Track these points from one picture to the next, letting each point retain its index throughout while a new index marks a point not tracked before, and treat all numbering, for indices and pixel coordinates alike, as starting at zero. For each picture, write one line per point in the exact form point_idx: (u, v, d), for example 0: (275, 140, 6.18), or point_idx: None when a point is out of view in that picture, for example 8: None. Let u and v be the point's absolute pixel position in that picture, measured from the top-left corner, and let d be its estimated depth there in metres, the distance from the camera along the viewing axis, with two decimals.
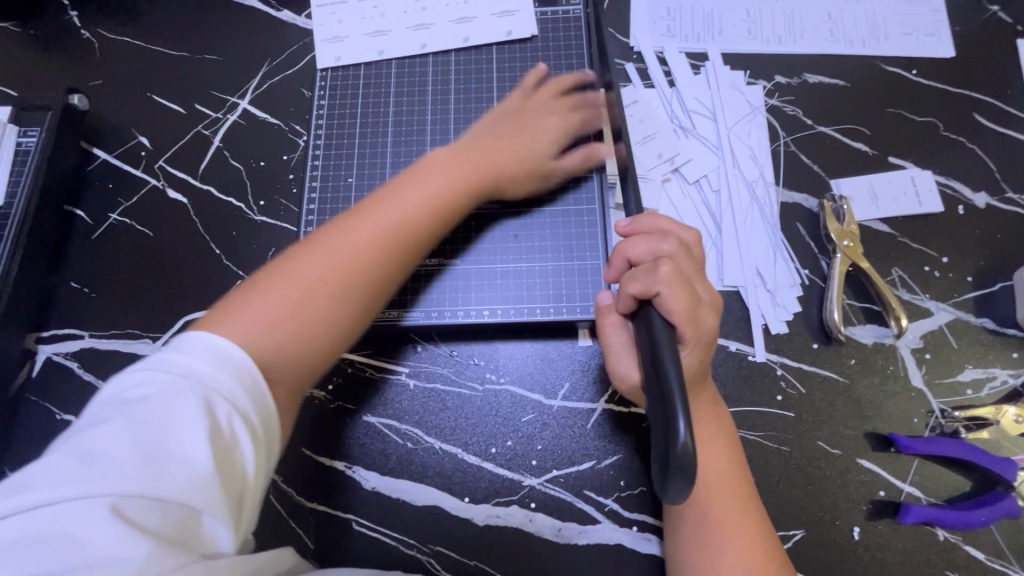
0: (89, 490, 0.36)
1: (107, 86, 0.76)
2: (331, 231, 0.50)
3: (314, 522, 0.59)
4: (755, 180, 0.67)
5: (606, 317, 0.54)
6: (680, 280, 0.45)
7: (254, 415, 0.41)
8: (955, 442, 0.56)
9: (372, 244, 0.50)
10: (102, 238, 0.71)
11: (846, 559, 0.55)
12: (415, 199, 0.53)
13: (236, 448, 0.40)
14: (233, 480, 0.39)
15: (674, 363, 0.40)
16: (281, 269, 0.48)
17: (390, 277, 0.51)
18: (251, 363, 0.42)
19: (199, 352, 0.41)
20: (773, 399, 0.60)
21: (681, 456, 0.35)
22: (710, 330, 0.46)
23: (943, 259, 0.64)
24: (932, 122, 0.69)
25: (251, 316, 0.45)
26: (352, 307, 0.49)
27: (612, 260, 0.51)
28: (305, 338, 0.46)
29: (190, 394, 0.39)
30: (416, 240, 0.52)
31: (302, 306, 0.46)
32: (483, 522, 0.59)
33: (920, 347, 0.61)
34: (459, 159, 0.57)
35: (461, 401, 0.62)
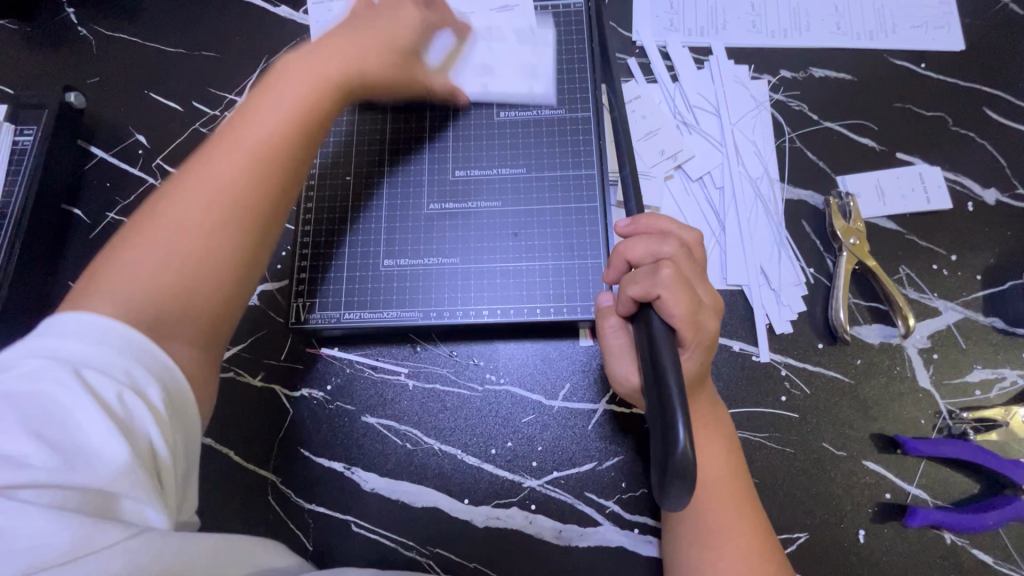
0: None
1: (104, 84, 0.76)
2: (185, 174, 0.44)
3: (313, 524, 0.59)
4: (759, 177, 0.66)
5: (606, 319, 0.53)
6: (681, 283, 0.44)
7: (154, 384, 0.37)
8: (964, 444, 0.55)
9: (236, 172, 0.44)
10: (100, 237, 0.70)
11: (850, 563, 0.55)
12: (262, 113, 0.46)
13: (136, 418, 0.36)
14: (148, 453, 0.36)
15: (674, 367, 0.39)
16: (144, 223, 0.43)
17: (273, 191, 0.45)
18: (121, 326, 0.38)
19: (83, 320, 0.38)
20: (777, 400, 0.59)
21: (680, 463, 0.35)
22: (710, 335, 0.46)
23: (951, 257, 0.62)
24: (941, 117, 0.67)
25: (110, 289, 0.40)
26: (230, 246, 0.43)
27: (612, 262, 0.50)
28: (179, 294, 0.41)
29: (71, 363, 0.36)
30: (286, 147, 0.46)
31: (180, 250, 0.42)
32: (483, 524, 0.58)
33: (927, 347, 0.60)
34: (308, 60, 0.50)
35: (461, 402, 0.61)
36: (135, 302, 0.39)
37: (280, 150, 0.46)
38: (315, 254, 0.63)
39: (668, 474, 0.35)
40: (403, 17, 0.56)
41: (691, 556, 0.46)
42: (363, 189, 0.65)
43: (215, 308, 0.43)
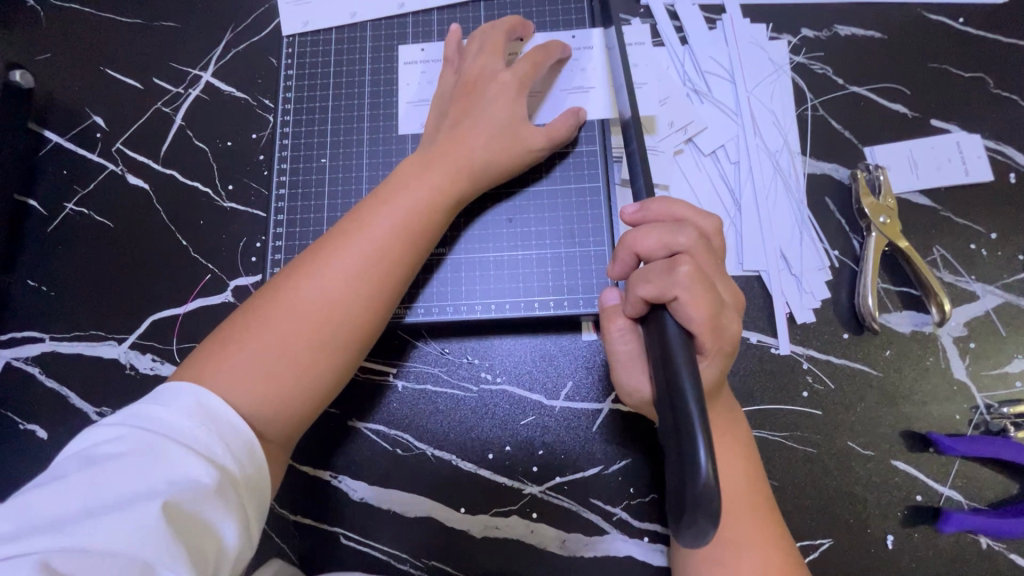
0: (29, 547, 0.33)
1: (55, 60, 0.69)
2: (299, 269, 0.46)
3: (299, 536, 0.55)
4: (778, 150, 0.60)
5: (611, 320, 0.46)
6: (701, 281, 0.38)
7: (232, 465, 0.38)
8: (1004, 442, 0.51)
9: (354, 275, 0.45)
10: (59, 231, 0.65)
11: (877, 570, 0.51)
12: (385, 218, 0.47)
13: (209, 505, 0.36)
14: (208, 532, 0.36)
15: (692, 380, 0.34)
16: (261, 318, 0.44)
17: (386, 302, 0.47)
18: (222, 414, 0.39)
19: (178, 405, 0.39)
20: (798, 396, 0.54)
21: (703, 493, 0.30)
22: (732, 337, 0.41)
23: (991, 236, 0.57)
24: (981, 78, 0.61)
25: (227, 380, 0.41)
26: (337, 356, 0.45)
27: (617, 254, 0.44)
28: (285, 399, 0.43)
29: (159, 435, 0.37)
30: (405, 257, 0.47)
31: (295, 355, 0.43)
32: (481, 533, 0.54)
33: (963, 336, 0.54)
34: (430, 161, 0.51)
35: (455, 403, 0.57)
36: (255, 402, 0.42)
37: (398, 262, 0.47)
38: (293, 247, 0.59)
39: (689, 504, 0.31)
40: (505, 99, 0.53)
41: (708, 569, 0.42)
42: (344, 174, 0.60)
43: (318, 405, 0.46)
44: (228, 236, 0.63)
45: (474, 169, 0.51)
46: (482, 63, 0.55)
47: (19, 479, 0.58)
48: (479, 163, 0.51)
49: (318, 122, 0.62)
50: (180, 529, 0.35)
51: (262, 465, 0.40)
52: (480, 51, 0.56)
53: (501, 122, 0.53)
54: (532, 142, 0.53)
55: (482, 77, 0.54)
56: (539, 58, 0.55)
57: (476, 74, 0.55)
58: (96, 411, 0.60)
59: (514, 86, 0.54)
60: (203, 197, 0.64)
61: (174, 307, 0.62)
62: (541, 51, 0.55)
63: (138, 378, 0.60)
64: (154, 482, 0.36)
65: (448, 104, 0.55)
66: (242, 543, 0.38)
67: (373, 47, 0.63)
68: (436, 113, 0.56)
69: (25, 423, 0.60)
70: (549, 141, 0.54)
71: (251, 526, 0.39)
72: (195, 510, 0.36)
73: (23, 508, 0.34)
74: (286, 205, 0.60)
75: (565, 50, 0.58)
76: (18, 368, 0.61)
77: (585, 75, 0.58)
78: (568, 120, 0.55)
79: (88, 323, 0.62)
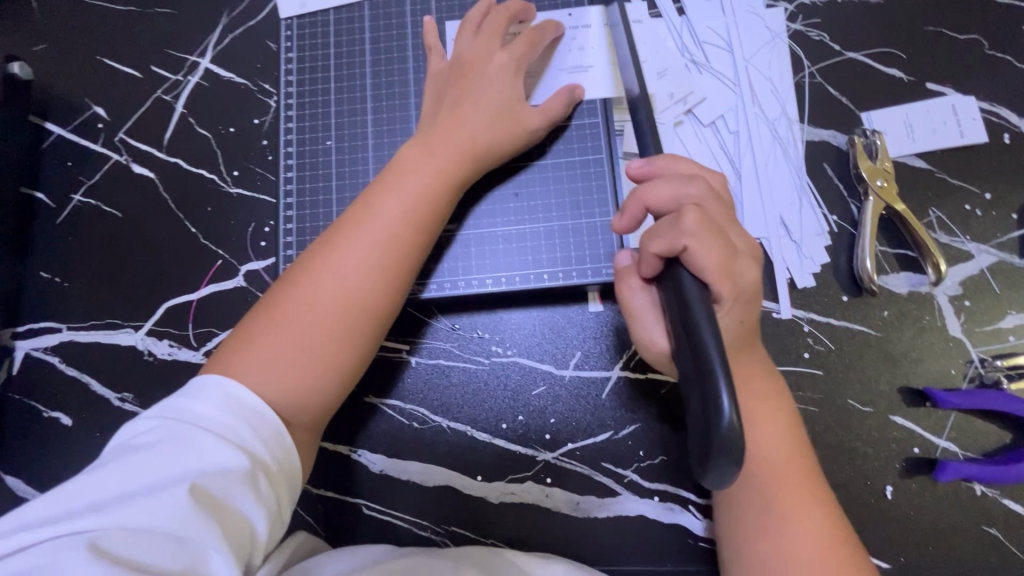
0: (72, 527, 0.35)
1: (51, 50, 0.68)
2: (315, 260, 0.47)
3: (323, 509, 0.57)
4: (777, 118, 0.60)
5: (625, 281, 0.48)
6: (709, 230, 0.40)
7: (260, 451, 0.40)
8: (999, 394, 0.52)
9: (370, 264, 0.47)
10: (68, 222, 0.65)
11: (878, 520, 0.53)
12: (393, 206, 0.48)
13: (239, 486, 0.38)
14: (237, 514, 0.38)
15: (711, 328, 0.37)
16: (283, 309, 0.45)
17: (398, 288, 0.48)
18: (250, 401, 0.41)
19: (207, 396, 0.41)
20: (800, 356, 0.56)
21: (728, 436, 0.32)
22: (750, 286, 0.43)
23: (986, 196, 0.58)
24: (976, 40, 0.61)
25: (256, 371, 0.43)
26: (359, 343, 0.47)
27: (626, 208, 0.45)
28: (312, 386, 0.45)
29: (190, 423, 0.39)
30: (413, 244, 0.48)
31: (316, 343, 0.45)
32: (497, 499, 0.57)
33: (959, 295, 0.56)
34: (430, 146, 0.51)
35: (469, 376, 0.58)
36: (282, 391, 0.43)
37: (410, 246, 0.48)
38: (302, 229, 0.60)
39: (713, 451, 0.33)
40: (505, 80, 0.54)
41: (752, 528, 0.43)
42: (348, 155, 0.61)
43: (345, 390, 0.48)
44: (237, 222, 0.64)
45: (477, 151, 0.52)
46: (479, 44, 0.55)
47: (46, 464, 0.60)
48: (481, 145, 0.52)
49: (321, 104, 0.62)
50: (214, 510, 0.37)
51: (289, 449, 0.43)
52: (478, 33, 0.56)
53: (502, 103, 0.53)
54: (531, 122, 0.54)
55: (480, 57, 0.54)
56: (536, 37, 0.56)
57: (473, 56, 0.55)
58: (117, 397, 0.61)
59: (512, 67, 0.54)
60: (209, 184, 0.65)
61: (187, 293, 0.63)
62: (537, 32, 0.56)
63: (157, 363, 0.62)
64: (187, 467, 0.37)
65: (445, 85, 0.55)
66: (271, 526, 0.40)
67: (372, 26, 0.63)
68: (434, 95, 0.56)
69: (49, 411, 0.61)
70: (546, 121, 0.55)
71: (280, 509, 0.41)
72: (228, 492, 0.38)
73: (65, 494, 0.36)
74: (294, 188, 0.61)
75: (559, 28, 0.58)
76: (38, 358, 0.62)
77: (585, 54, 0.59)
78: (566, 98, 0.56)
79: (103, 312, 0.63)
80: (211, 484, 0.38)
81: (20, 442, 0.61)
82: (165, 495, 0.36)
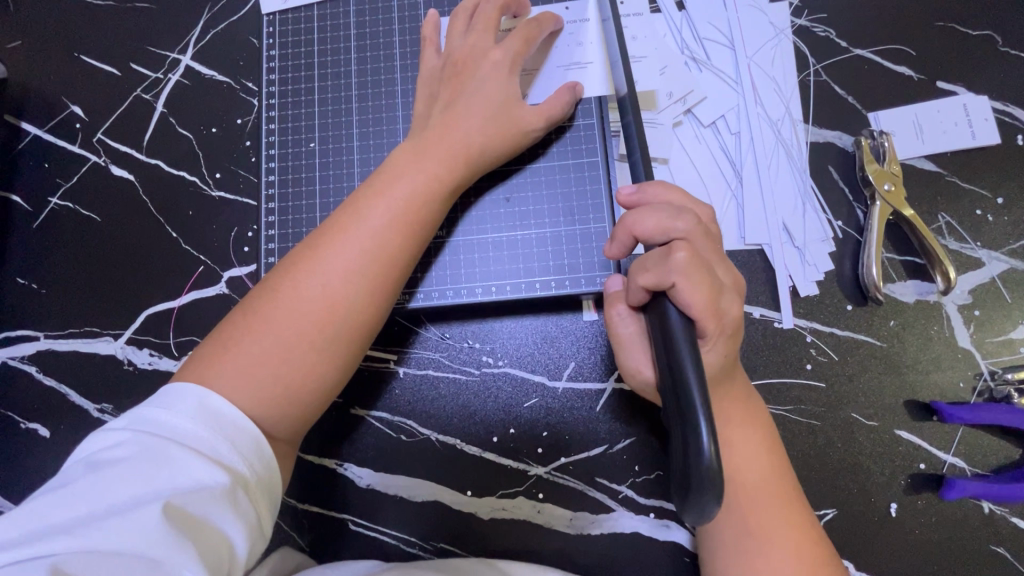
0: (37, 551, 0.33)
1: (27, 48, 0.66)
2: (299, 265, 0.44)
3: (309, 524, 0.56)
4: (780, 119, 0.58)
5: (613, 305, 0.46)
6: (698, 266, 0.38)
7: (240, 466, 0.38)
8: (1009, 409, 0.50)
9: (355, 272, 0.44)
10: (45, 226, 0.63)
11: (881, 538, 0.51)
12: (382, 210, 0.46)
13: (216, 504, 0.36)
14: (214, 533, 0.36)
15: (693, 362, 0.35)
16: (263, 316, 0.43)
17: (385, 296, 0.46)
18: (228, 413, 0.39)
19: (183, 407, 0.39)
20: (802, 368, 0.54)
21: (707, 474, 0.31)
22: (734, 320, 0.41)
23: (997, 200, 0.56)
24: (989, 36, 0.58)
25: (230, 381, 0.41)
26: (341, 354, 0.44)
27: (615, 235, 0.43)
28: (289, 398, 0.42)
29: (164, 436, 0.37)
30: (402, 250, 0.46)
31: (297, 352, 0.42)
32: (488, 515, 0.55)
33: (968, 304, 0.54)
34: (423, 147, 0.49)
35: (459, 387, 0.56)
36: (260, 401, 0.41)
37: (399, 253, 0.46)
38: (285, 235, 0.58)
39: (694, 489, 0.32)
40: (498, 79, 0.51)
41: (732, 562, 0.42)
42: (333, 158, 0.59)
43: (325, 403, 0.45)
44: (219, 226, 0.62)
45: (470, 154, 0.50)
46: (473, 41, 0.52)
47: (24, 477, 0.58)
48: (475, 147, 0.50)
49: (305, 104, 0.60)
50: (188, 531, 0.35)
51: (271, 462, 0.40)
52: (470, 30, 0.53)
53: (496, 104, 0.51)
54: (528, 122, 0.52)
55: (473, 56, 0.52)
56: (532, 32, 0.52)
57: (466, 53, 0.52)
58: (97, 408, 0.59)
59: (506, 65, 0.51)
60: (191, 187, 0.63)
61: (168, 300, 0.61)
62: (533, 26, 0.52)
63: (137, 373, 0.60)
64: (160, 484, 0.35)
65: (437, 85, 0.53)
66: (252, 543, 0.38)
67: (358, 22, 0.61)
68: (426, 94, 0.54)
69: (27, 422, 0.59)
70: (544, 121, 0.52)
71: (261, 525, 0.39)
72: (203, 510, 0.36)
73: (32, 513, 0.34)
74: (277, 192, 0.59)
75: (558, 22, 0.55)
76: (14, 368, 0.60)
77: (581, 50, 0.55)
78: (563, 99, 0.53)
79: (81, 319, 0.61)
80: (186, 502, 0.36)
81: None
82: (136, 515, 0.34)
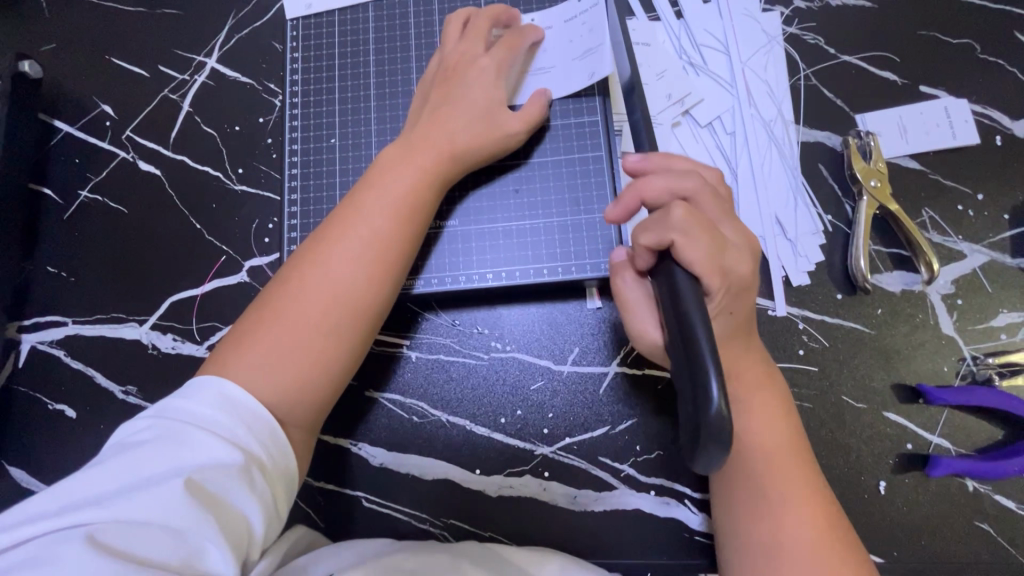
0: (70, 522, 0.35)
1: (60, 50, 0.70)
2: (303, 263, 0.48)
3: (324, 502, 0.58)
4: (773, 119, 0.62)
5: (619, 275, 0.50)
6: (698, 222, 0.42)
7: (255, 448, 0.41)
8: (990, 391, 0.53)
9: (357, 265, 0.48)
10: (75, 218, 0.66)
11: (871, 515, 0.54)
12: (375, 207, 0.49)
13: (233, 482, 0.39)
14: (232, 511, 0.39)
15: (702, 320, 0.38)
16: (272, 311, 0.46)
17: (386, 286, 0.49)
18: (245, 400, 0.42)
19: (202, 394, 0.42)
20: (795, 353, 0.57)
21: (717, 423, 0.33)
22: (741, 278, 0.44)
23: (978, 197, 0.59)
24: (968, 44, 0.62)
25: (247, 370, 0.44)
26: (348, 342, 0.47)
27: (622, 198, 0.46)
28: (301, 383, 0.45)
29: (185, 420, 0.40)
30: (396, 240, 0.49)
31: (306, 340, 0.45)
32: (496, 493, 0.57)
33: (951, 293, 0.57)
34: (412, 147, 0.52)
35: (468, 371, 0.59)
36: (275, 388, 0.44)
37: (394, 245, 0.49)
38: (305, 225, 0.61)
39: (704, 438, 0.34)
40: (483, 82, 0.55)
41: (747, 521, 0.44)
42: (351, 153, 0.62)
43: (337, 389, 0.48)
44: (240, 218, 0.65)
45: (456, 151, 0.53)
46: (463, 47, 0.56)
47: (50, 456, 0.61)
48: (461, 146, 0.53)
49: (325, 103, 0.63)
50: (210, 505, 0.38)
51: (284, 447, 0.43)
52: (463, 37, 0.57)
53: (480, 105, 0.54)
54: (509, 124, 0.55)
55: (463, 62, 0.56)
56: (515, 42, 0.57)
57: (458, 59, 0.56)
58: (121, 390, 0.62)
59: (492, 70, 0.55)
60: (214, 181, 0.66)
61: (191, 288, 0.64)
62: (518, 36, 0.57)
63: (160, 357, 0.63)
64: (183, 463, 0.38)
65: (430, 89, 0.57)
66: (268, 522, 0.41)
67: (376, 28, 0.64)
68: (420, 98, 0.58)
69: (54, 403, 0.62)
70: (526, 124, 0.55)
71: (276, 505, 0.42)
72: (223, 488, 0.39)
73: (65, 489, 0.37)
74: (298, 185, 0.62)
75: (538, 34, 0.59)
76: (42, 352, 0.63)
77: (593, 35, 0.58)
78: (539, 101, 0.56)
79: (108, 306, 0.64)
80: (206, 479, 0.38)
81: (25, 434, 0.61)
82: (161, 490, 0.37)
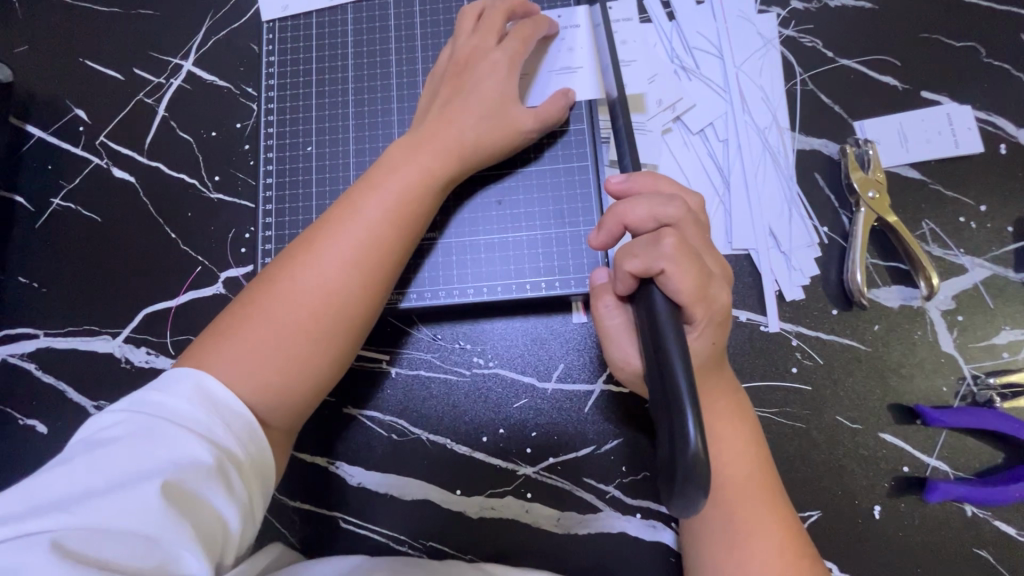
0: (34, 527, 0.33)
1: (33, 52, 0.68)
2: (295, 258, 0.45)
3: (300, 521, 0.56)
4: (767, 127, 0.59)
5: (600, 298, 0.48)
6: (687, 253, 0.39)
7: (235, 447, 0.38)
8: (990, 413, 0.51)
9: (353, 266, 0.45)
10: (47, 227, 0.64)
11: (864, 541, 0.52)
12: (376, 204, 0.47)
13: (211, 483, 0.36)
14: (208, 514, 0.36)
15: (678, 346, 0.36)
16: (260, 308, 0.43)
17: (382, 287, 0.47)
18: (227, 398, 0.40)
19: (180, 387, 0.39)
20: (788, 371, 0.54)
21: (693, 463, 0.31)
22: (723, 307, 0.42)
23: (980, 208, 0.57)
24: (973, 47, 0.60)
25: (227, 368, 0.41)
26: (338, 347, 0.45)
27: (604, 224, 0.43)
28: (287, 388, 0.43)
29: (160, 416, 0.37)
30: (395, 243, 0.47)
31: (295, 343, 0.43)
32: (477, 514, 0.55)
33: (951, 309, 0.55)
34: (419, 143, 0.50)
35: (449, 387, 0.57)
36: (258, 390, 0.41)
37: (391, 247, 0.47)
38: (281, 235, 0.59)
39: (680, 476, 0.32)
40: (497, 77, 0.52)
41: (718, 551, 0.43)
42: (329, 161, 0.60)
43: (321, 394, 0.46)
44: (216, 227, 0.63)
45: (465, 150, 0.51)
46: (476, 41, 0.54)
47: (21, 472, 0.59)
48: (470, 145, 0.51)
49: (302, 109, 0.61)
50: (185, 509, 0.35)
51: (264, 445, 0.40)
52: (476, 30, 0.54)
53: (492, 103, 0.52)
54: (522, 123, 0.53)
55: (475, 56, 0.53)
56: (528, 33, 0.54)
57: (469, 53, 0.53)
58: (93, 405, 0.60)
59: (505, 64, 0.52)
60: (190, 189, 0.64)
61: (166, 300, 0.62)
62: (531, 30, 0.54)
63: (134, 371, 0.61)
64: (159, 463, 0.36)
65: (438, 85, 0.54)
66: (246, 523, 0.39)
67: (356, 30, 0.62)
68: (429, 93, 0.55)
69: (25, 418, 0.60)
70: (539, 123, 0.53)
71: (255, 506, 0.39)
72: (200, 491, 0.36)
73: (32, 489, 0.34)
74: (274, 194, 0.60)
75: (552, 27, 0.56)
76: (13, 365, 0.61)
77: (573, 55, 0.57)
78: (559, 102, 0.54)
79: (80, 318, 0.62)
80: (183, 481, 0.36)
81: None
82: (134, 493, 0.34)
